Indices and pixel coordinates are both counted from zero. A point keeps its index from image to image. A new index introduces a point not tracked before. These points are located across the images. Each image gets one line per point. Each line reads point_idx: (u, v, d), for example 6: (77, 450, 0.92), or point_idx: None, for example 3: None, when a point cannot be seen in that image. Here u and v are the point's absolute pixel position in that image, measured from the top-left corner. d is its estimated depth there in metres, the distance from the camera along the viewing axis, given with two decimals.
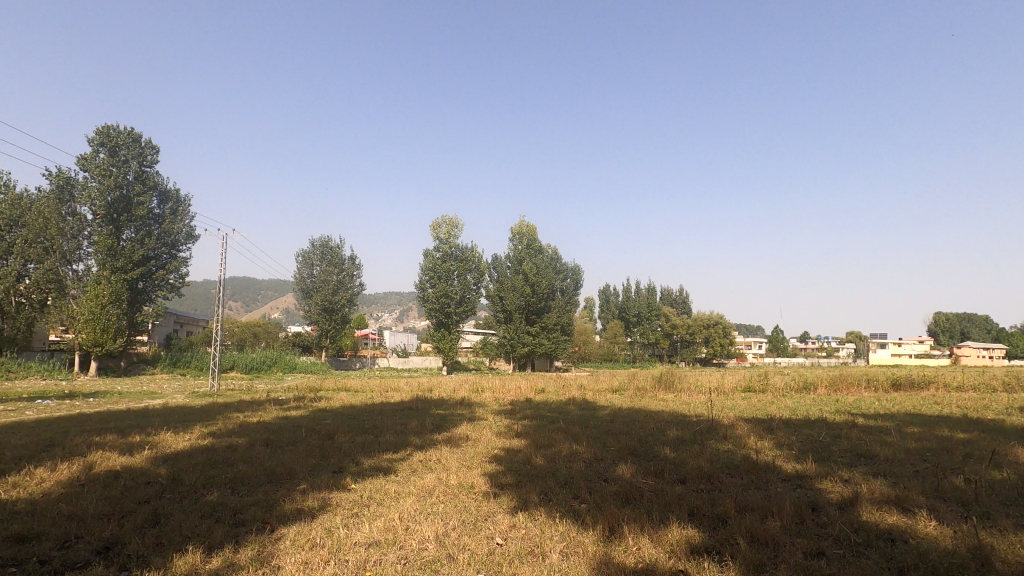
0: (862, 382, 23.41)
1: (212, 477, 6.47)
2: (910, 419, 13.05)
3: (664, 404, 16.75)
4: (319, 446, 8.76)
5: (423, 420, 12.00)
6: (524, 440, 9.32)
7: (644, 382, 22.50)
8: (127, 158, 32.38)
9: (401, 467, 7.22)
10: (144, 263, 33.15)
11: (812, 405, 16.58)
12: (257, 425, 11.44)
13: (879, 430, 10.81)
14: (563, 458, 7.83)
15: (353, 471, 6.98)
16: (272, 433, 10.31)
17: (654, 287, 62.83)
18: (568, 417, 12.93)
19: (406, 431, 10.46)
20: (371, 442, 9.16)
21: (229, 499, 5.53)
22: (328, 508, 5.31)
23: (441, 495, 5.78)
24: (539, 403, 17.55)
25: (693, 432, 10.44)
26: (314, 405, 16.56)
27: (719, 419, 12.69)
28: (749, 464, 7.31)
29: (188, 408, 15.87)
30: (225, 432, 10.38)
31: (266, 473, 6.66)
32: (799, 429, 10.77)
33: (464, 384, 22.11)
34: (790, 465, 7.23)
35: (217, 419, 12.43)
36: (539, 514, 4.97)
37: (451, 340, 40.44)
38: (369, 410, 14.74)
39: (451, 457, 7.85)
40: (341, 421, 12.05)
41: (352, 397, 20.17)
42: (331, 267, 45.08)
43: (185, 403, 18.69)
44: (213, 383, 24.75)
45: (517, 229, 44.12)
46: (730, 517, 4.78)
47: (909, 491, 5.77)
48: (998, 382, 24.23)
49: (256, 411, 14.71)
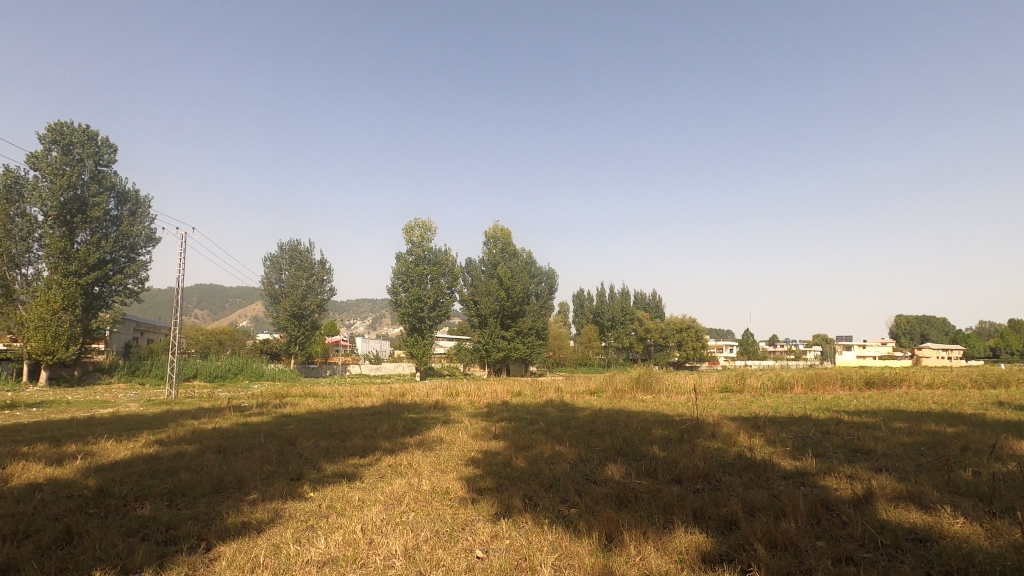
0: (837, 381, 23.48)
1: (148, 488, 5.63)
2: (894, 415, 12.85)
3: (644, 405, 16.33)
4: (276, 452, 7.94)
5: (394, 423, 11.22)
6: (502, 442, 8.67)
7: (622, 384, 22.09)
8: (82, 157, 30.71)
9: (368, 471, 6.52)
10: (99, 267, 31.41)
11: (792, 404, 16.36)
12: (211, 431, 10.50)
13: (867, 426, 10.51)
14: (546, 459, 7.22)
15: (312, 477, 6.23)
16: (226, 440, 9.40)
17: (628, 291, 62.98)
18: (547, 418, 12.34)
19: (376, 435, 9.73)
20: (337, 446, 8.41)
21: (160, 514, 4.73)
22: (279, 521, 4.58)
23: (413, 502, 5.10)
24: (516, 405, 16.97)
25: (679, 431, 9.98)
26: (278, 411, 15.59)
27: (703, 418, 12.28)
28: (745, 462, 6.83)
29: (138, 416, 14.69)
30: (175, 439, 9.46)
31: (213, 482, 5.87)
32: (788, 426, 10.40)
33: (438, 388, 21.35)
34: (788, 462, 6.76)
35: (169, 426, 11.45)
36: (524, 520, 4.35)
37: (424, 345, 39.50)
38: (338, 415, 13.89)
39: (424, 461, 7.18)
40: (305, 426, 11.20)
41: (320, 403, 19.24)
42: (300, 271, 43.75)
43: (138, 411, 17.49)
44: (172, 391, 23.36)
45: (491, 233, 43.59)
46: (740, 519, 4.25)
47: (922, 486, 5.35)
48: (965, 379, 24.62)
49: (214, 417, 13.70)
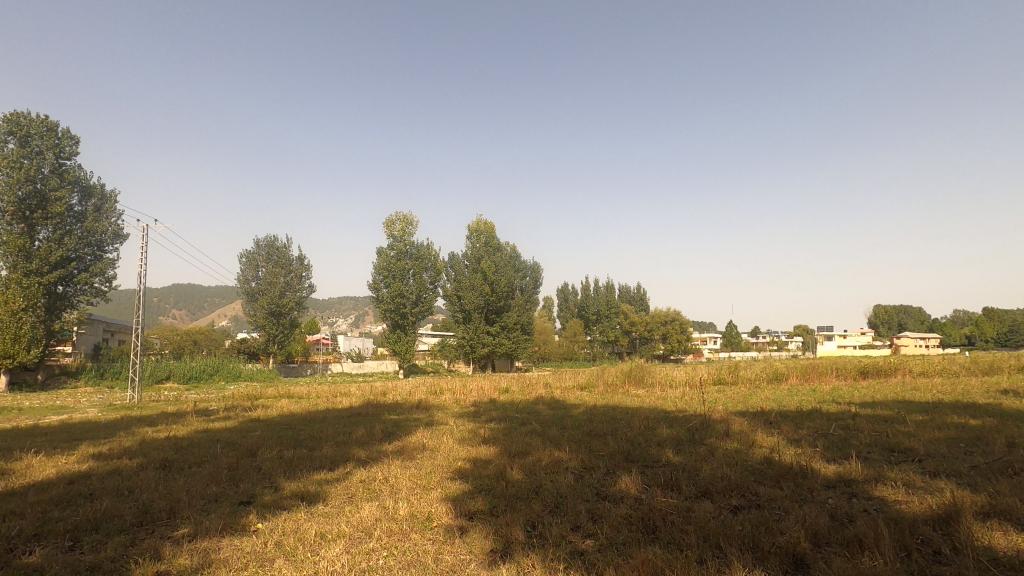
0: (831, 371, 22.90)
1: (50, 523, 4.47)
2: (906, 406, 12.13)
3: (639, 400, 15.50)
4: (229, 466, 6.80)
5: (372, 427, 10.13)
6: (492, 447, 7.64)
7: (613, 377, 21.27)
8: (41, 149, 28.83)
9: (339, 491, 5.45)
10: (63, 265, 29.44)
11: (793, 396, 15.58)
12: (164, 441, 9.29)
13: (885, 420, 9.72)
14: (545, 470, 6.19)
15: (264, 501, 5.11)
16: (177, 451, 8.23)
17: (612, 284, 62.30)
18: (539, 418, 11.34)
19: (350, 441, 8.68)
20: (304, 458, 7.31)
21: (51, 564, 3.60)
22: (206, 571, 3.48)
23: (386, 537, 4.02)
24: (503, 403, 15.98)
25: (687, 429, 9.08)
26: (247, 415, 14.37)
27: (708, 413, 11.43)
28: (777, 467, 5.89)
29: (92, 423, 13.37)
30: (118, 452, 8.24)
31: (137, 511, 4.73)
32: (804, 422, 9.55)
33: (420, 386, 20.26)
34: (828, 467, 5.84)
35: (117, 436, 10.17)
36: (531, 564, 3.31)
37: (407, 342, 38.20)
38: (311, 419, 12.75)
39: (402, 475, 6.11)
40: (271, 433, 10.01)
41: (294, 404, 18.00)
42: (278, 268, 42.14)
43: (91, 417, 16.06)
44: (137, 394, 21.86)
45: (474, 227, 42.50)
46: (816, 558, 3.27)
47: (1006, 496, 4.46)
48: (958, 366, 24.30)
49: (173, 424, 12.40)
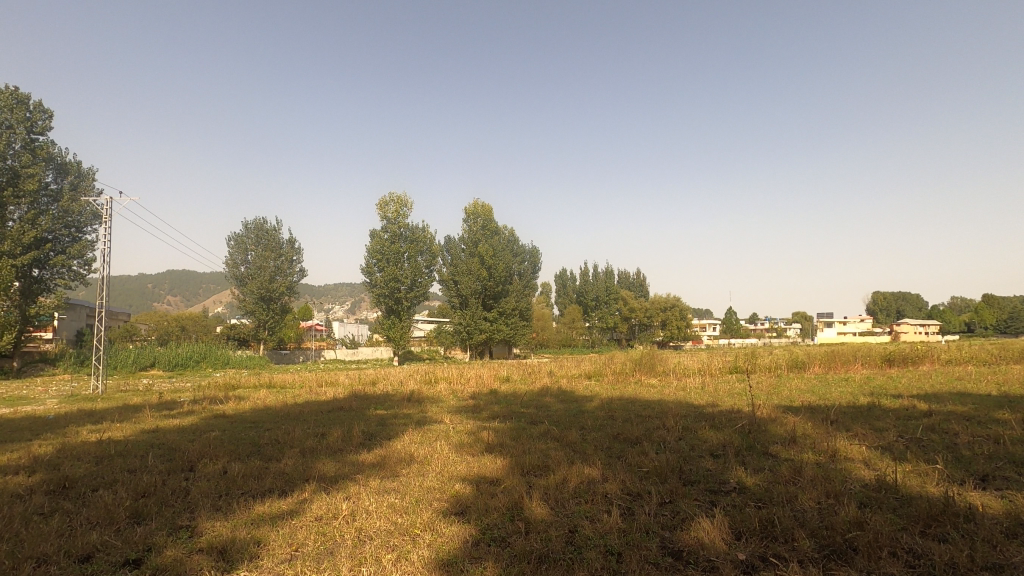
0: (856, 357, 21.13)
1: None
2: (977, 400, 10.36)
3: (657, 391, 13.81)
4: (145, 491, 5.00)
5: (351, 427, 8.37)
6: (500, 459, 5.88)
7: (622, 366, 19.50)
8: (10, 123, 26.55)
9: (280, 541, 3.67)
10: (37, 247, 27.37)
11: (830, 387, 13.85)
12: (89, 447, 7.44)
13: (976, 420, 7.96)
14: (575, 498, 4.47)
15: (159, 563, 3.34)
16: (99, 462, 6.44)
17: (612, 269, 60.61)
18: (550, 415, 9.63)
19: (321, 448, 6.95)
20: (251, 476, 5.50)
21: None
22: None
23: None
24: (505, 394, 14.30)
25: (738, 432, 7.30)
26: (213, 410, 12.56)
27: (747, 409, 9.70)
28: (908, 498, 4.13)
29: (32, 420, 11.51)
30: (23, 464, 6.40)
31: None
32: (876, 423, 7.78)
33: (413, 375, 18.47)
34: (985, 498, 4.11)
35: (39, 439, 8.32)
36: None
37: (402, 328, 36.32)
38: (284, 414, 10.96)
39: (377, 507, 4.36)
40: (226, 435, 8.19)
41: (273, 395, 16.22)
42: (267, 251, 40.20)
43: (37, 411, 14.13)
44: (103, 384, 19.92)
45: (471, 209, 40.70)
46: None
47: None
48: (989, 352, 22.56)
49: (122, 422, 10.55)
